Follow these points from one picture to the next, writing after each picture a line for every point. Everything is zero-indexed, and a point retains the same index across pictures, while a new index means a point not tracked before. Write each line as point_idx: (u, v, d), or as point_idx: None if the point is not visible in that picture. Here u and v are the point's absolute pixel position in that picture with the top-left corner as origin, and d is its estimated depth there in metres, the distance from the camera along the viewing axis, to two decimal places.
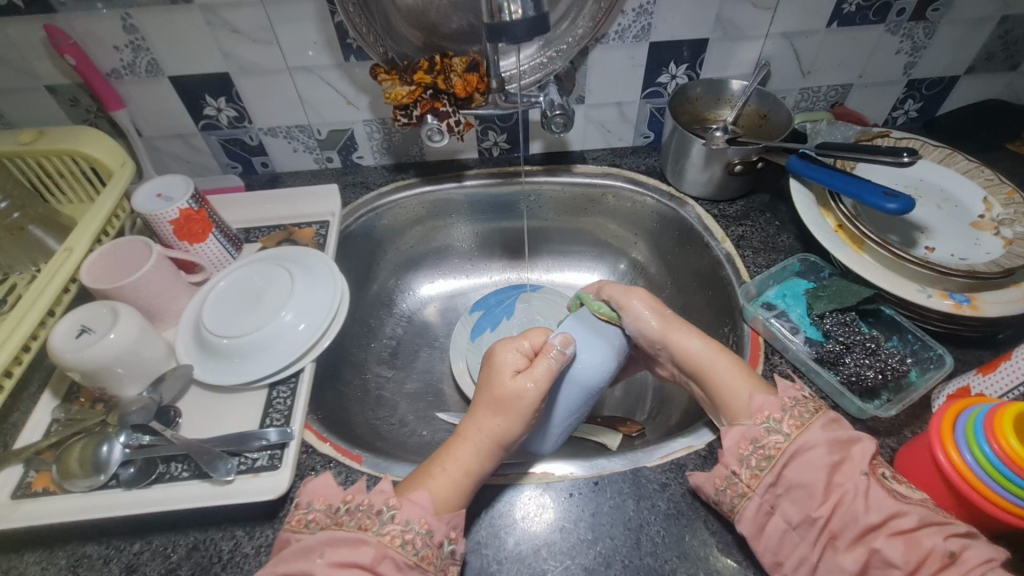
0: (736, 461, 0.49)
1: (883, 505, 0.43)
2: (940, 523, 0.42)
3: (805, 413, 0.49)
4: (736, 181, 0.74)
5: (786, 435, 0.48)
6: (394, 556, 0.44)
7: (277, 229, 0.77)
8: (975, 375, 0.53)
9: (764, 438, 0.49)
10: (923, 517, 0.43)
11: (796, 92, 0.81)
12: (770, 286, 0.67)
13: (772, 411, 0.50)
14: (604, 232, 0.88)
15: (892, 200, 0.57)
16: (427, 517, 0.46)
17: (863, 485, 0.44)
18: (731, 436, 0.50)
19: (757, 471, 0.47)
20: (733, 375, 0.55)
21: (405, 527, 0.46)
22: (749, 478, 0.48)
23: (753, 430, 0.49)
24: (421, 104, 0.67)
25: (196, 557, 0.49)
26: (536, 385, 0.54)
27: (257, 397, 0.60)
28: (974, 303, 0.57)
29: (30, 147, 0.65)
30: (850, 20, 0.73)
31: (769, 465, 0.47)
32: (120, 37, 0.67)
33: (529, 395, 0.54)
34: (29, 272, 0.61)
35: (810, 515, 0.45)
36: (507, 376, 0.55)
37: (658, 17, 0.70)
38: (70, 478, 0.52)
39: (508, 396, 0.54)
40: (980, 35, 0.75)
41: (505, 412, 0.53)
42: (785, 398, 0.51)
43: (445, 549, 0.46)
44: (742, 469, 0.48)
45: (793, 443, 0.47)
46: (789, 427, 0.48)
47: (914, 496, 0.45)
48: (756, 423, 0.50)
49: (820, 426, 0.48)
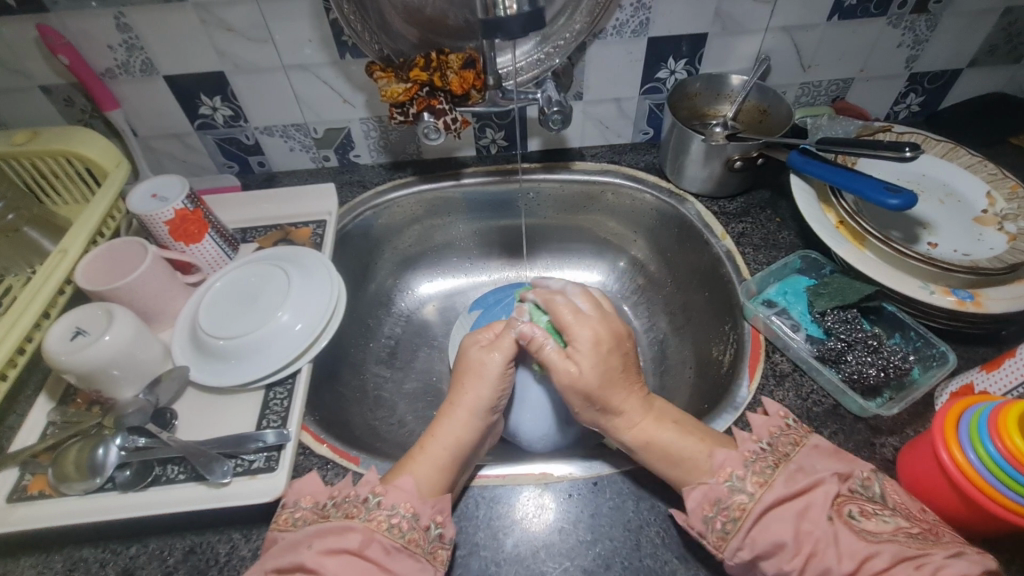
0: (699, 521, 0.46)
1: (854, 549, 0.41)
2: (913, 555, 0.40)
3: (767, 468, 0.47)
4: (736, 177, 0.74)
5: (750, 494, 0.46)
6: (381, 539, 0.45)
7: (274, 229, 0.76)
8: (979, 372, 0.52)
9: (728, 498, 0.46)
10: (895, 553, 0.40)
11: (797, 86, 0.81)
12: (770, 284, 0.66)
13: (735, 468, 0.48)
14: (604, 230, 0.87)
15: (894, 195, 0.56)
16: (411, 501, 0.48)
17: (830, 531, 0.42)
18: (693, 496, 0.47)
19: (723, 533, 0.45)
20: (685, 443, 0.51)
21: (391, 512, 0.47)
22: (716, 540, 0.45)
23: (715, 490, 0.47)
24: (417, 102, 0.66)
25: (194, 561, 0.49)
26: (502, 353, 0.58)
27: (255, 398, 0.59)
28: (978, 299, 0.56)
29: (24, 148, 0.65)
30: (851, 13, 0.72)
31: (734, 528, 0.45)
32: (114, 36, 0.66)
33: (493, 361, 0.57)
34: (24, 273, 0.61)
35: (783, 570, 0.43)
36: (473, 351, 0.59)
37: (656, 11, 0.69)
38: (67, 481, 0.51)
39: (472, 365, 0.58)
40: (983, 27, 0.74)
41: (473, 380, 0.57)
42: (745, 452, 0.49)
43: (433, 532, 0.47)
44: (709, 532, 0.46)
45: (757, 504, 0.45)
46: (753, 486, 0.46)
47: (883, 530, 0.42)
48: (719, 481, 0.47)
49: (784, 481, 0.46)
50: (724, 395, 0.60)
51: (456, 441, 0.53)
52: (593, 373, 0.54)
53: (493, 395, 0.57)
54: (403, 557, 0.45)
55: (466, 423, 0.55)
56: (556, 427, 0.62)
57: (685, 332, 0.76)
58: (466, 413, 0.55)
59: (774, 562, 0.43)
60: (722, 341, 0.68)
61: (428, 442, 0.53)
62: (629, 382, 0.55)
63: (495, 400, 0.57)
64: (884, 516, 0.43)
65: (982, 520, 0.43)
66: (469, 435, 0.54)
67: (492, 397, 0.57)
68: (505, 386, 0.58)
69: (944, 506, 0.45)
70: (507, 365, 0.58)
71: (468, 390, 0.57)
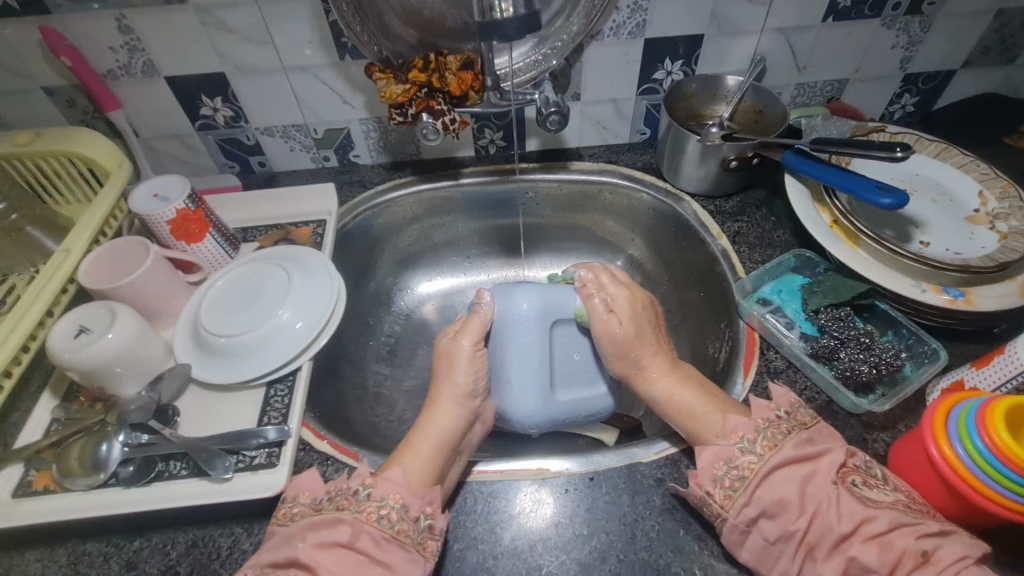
0: (709, 480, 0.48)
1: (853, 511, 0.43)
2: (912, 523, 0.42)
3: (779, 433, 0.48)
4: (732, 176, 0.74)
5: (759, 455, 0.47)
6: (370, 531, 0.46)
7: (275, 229, 0.77)
8: (970, 369, 0.53)
9: (737, 457, 0.48)
10: (894, 519, 0.42)
11: (793, 87, 0.81)
12: (765, 282, 0.67)
13: (746, 431, 0.49)
14: (602, 230, 0.88)
15: (886, 194, 0.57)
16: (401, 493, 0.48)
17: (834, 493, 0.44)
18: (705, 455, 0.49)
19: (731, 491, 0.47)
20: (698, 399, 0.55)
21: (381, 503, 0.48)
22: (721, 499, 0.47)
23: (727, 450, 0.49)
24: (415, 103, 0.67)
25: (196, 554, 0.50)
26: (469, 340, 0.62)
27: (255, 396, 0.60)
28: (969, 298, 0.57)
29: (27, 148, 0.65)
30: (846, 15, 0.72)
31: (741, 486, 0.46)
32: (116, 38, 0.67)
33: (462, 348, 0.61)
34: (28, 272, 0.62)
35: (788, 529, 0.44)
36: (445, 343, 0.63)
37: (652, 13, 0.70)
38: (70, 476, 0.52)
39: (443, 355, 0.62)
40: (977, 28, 0.75)
41: (446, 371, 0.61)
42: (758, 418, 0.50)
43: (422, 523, 0.47)
44: (715, 490, 0.47)
45: (765, 464, 0.47)
46: (762, 447, 0.48)
47: (883, 499, 0.44)
48: (729, 442, 0.49)
49: (793, 445, 0.47)
50: None
51: (439, 431, 0.55)
52: (631, 324, 0.60)
53: (468, 380, 0.60)
54: (393, 548, 0.46)
55: (447, 414, 0.57)
56: (535, 406, 0.63)
57: (682, 331, 0.77)
58: (446, 403, 0.58)
59: (777, 522, 0.45)
60: (717, 339, 0.69)
61: (414, 435, 0.55)
62: (655, 338, 0.61)
63: (471, 384, 0.60)
64: (885, 489, 0.45)
65: (971, 512, 0.44)
66: (452, 426, 0.56)
67: (468, 382, 0.60)
68: (480, 370, 0.61)
69: (934, 501, 0.46)
70: (476, 348, 0.62)
71: (445, 378, 0.60)
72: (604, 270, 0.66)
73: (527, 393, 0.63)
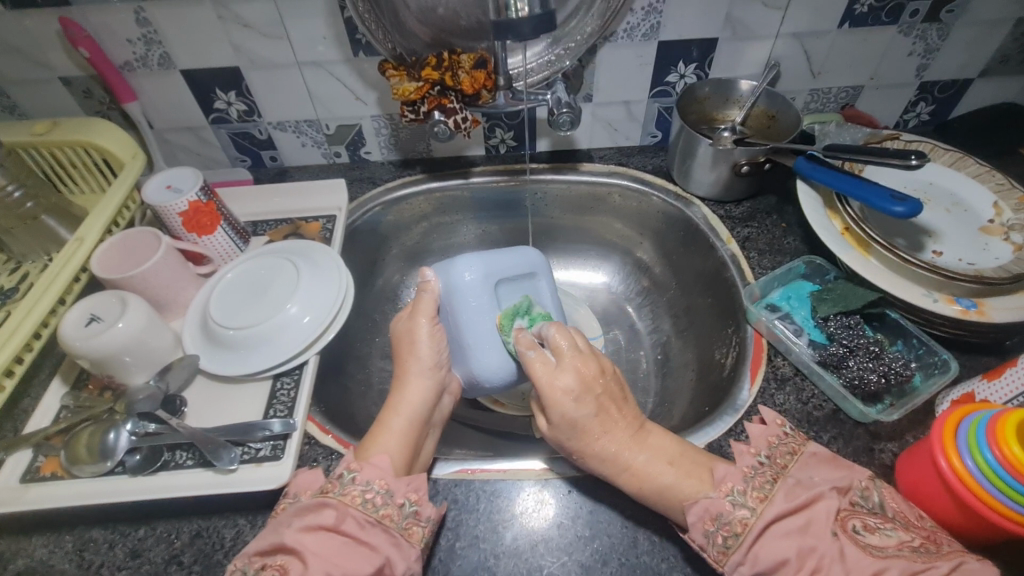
0: (701, 536, 0.46)
1: (862, 565, 0.41)
2: (921, 569, 0.40)
3: (766, 483, 0.47)
4: (743, 182, 0.74)
5: (751, 510, 0.45)
6: (355, 514, 0.46)
7: (284, 223, 0.77)
8: (980, 381, 0.52)
9: (729, 512, 0.45)
10: (904, 568, 0.40)
11: (806, 93, 0.81)
12: (774, 288, 0.67)
13: (734, 483, 0.47)
14: (610, 232, 0.88)
15: (899, 203, 0.57)
16: (386, 478, 0.48)
17: (836, 547, 0.42)
18: (694, 511, 0.46)
19: (724, 548, 0.44)
20: (670, 472, 0.49)
21: (366, 487, 0.47)
22: (717, 555, 0.45)
23: (717, 505, 0.46)
24: (428, 101, 0.67)
25: (199, 545, 0.51)
26: (428, 320, 0.61)
27: (262, 388, 0.60)
28: (981, 308, 0.56)
29: (43, 138, 0.66)
30: (862, 21, 0.72)
31: (736, 543, 0.44)
32: (133, 30, 0.67)
33: (418, 327, 0.61)
34: (40, 261, 0.63)
35: None
36: (402, 323, 0.62)
37: (667, 15, 0.70)
38: (78, 463, 0.53)
39: (402, 334, 0.61)
40: (996, 38, 0.74)
41: (405, 355, 0.60)
42: (744, 467, 0.48)
43: (407, 509, 0.47)
44: (709, 545, 0.45)
45: (758, 520, 0.44)
46: (753, 501, 0.46)
47: (887, 545, 0.42)
48: (719, 495, 0.47)
49: (783, 496, 0.45)
50: (724, 398, 0.61)
51: (411, 406, 0.56)
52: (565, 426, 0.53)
53: (431, 351, 0.60)
54: (377, 531, 0.46)
55: (418, 389, 0.57)
56: (498, 363, 0.61)
57: (689, 335, 0.77)
58: (414, 378, 0.58)
59: None
60: (724, 344, 0.69)
61: (384, 415, 0.56)
62: (612, 422, 0.53)
63: (436, 356, 0.60)
64: (886, 530, 0.43)
65: (981, 527, 0.43)
66: (423, 401, 0.57)
67: (432, 355, 0.59)
68: (441, 344, 0.61)
69: (942, 514, 0.45)
70: (434, 323, 0.61)
71: (409, 355, 0.59)
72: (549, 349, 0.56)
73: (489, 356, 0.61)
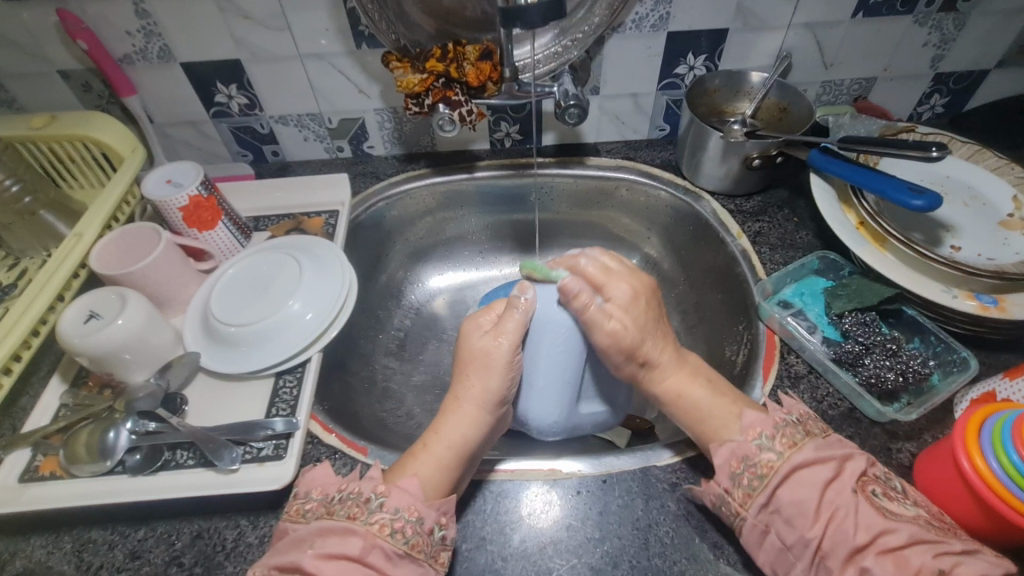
0: (727, 477, 0.47)
1: (871, 522, 0.42)
2: (932, 541, 0.40)
3: (797, 433, 0.47)
4: (754, 175, 0.72)
5: (779, 453, 0.46)
6: (383, 545, 0.44)
7: (287, 218, 0.76)
8: (1002, 380, 0.51)
9: (755, 455, 0.46)
10: (913, 533, 0.41)
11: (819, 84, 0.79)
12: (787, 284, 0.65)
13: (764, 428, 0.47)
14: (617, 227, 0.86)
15: (918, 196, 0.55)
16: (416, 504, 0.47)
17: (853, 501, 0.43)
18: (721, 453, 0.48)
19: (749, 489, 0.45)
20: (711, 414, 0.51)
21: (394, 515, 0.46)
22: (741, 497, 0.45)
23: (744, 448, 0.47)
24: (432, 93, 0.66)
25: (200, 546, 0.50)
26: (508, 342, 0.56)
27: (264, 386, 0.59)
28: (1002, 305, 0.55)
29: (42, 132, 0.65)
30: (876, 11, 0.70)
31: (760, 484, 0.45)
32: (132, 22, 0.66)
33: (500, 350, 0.56)
34: (39, 256, 0.61)
35: (804, 536, 0.43)
36: (478, 339, 0.57)
37: (676, 6, 0.68)
38: (77, 462, 0.51)
39: (477, 355, 0.56)
40: (1014, 27, 0.72)
41: (478, 372, 0.56)
42: (775, 417, 0.48)
43: (436, 535, 0.46)
44: (734, 487, 0.46)
45: (786, 462, 0.45)
46: (781, 445, 0.46)
47: (904, 512, 0.42)
48: (747, 439, 0.48)
49: (812, 446, 0.46)
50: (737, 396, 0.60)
51: (462, 440, 0.52)
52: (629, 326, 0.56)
53: (502, 384, 0.56)
54: (406, 562, 0.44)
55: (467, 415, 0.54)
56: (557, 416, 0.60)
57: (698, 331, 0.76)
58: (467, 406, 0.55)
59: (794, 529, 0.43)
60: (735, 341, 0.67)
61: (431, 439, 0.53)
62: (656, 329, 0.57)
63: (503, 390, 0.56)
64: (905, 502, 0.43)
65: (1002, 529, 0.42)
66: (474, 432, 0.53)
67: (500, 387, 0.56)
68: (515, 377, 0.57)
69: (962, 514, 0.44)
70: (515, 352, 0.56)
71: (478, 379, 0.56)
72: (593, 266, 0.59)
73: (554, 407, 0.59)
